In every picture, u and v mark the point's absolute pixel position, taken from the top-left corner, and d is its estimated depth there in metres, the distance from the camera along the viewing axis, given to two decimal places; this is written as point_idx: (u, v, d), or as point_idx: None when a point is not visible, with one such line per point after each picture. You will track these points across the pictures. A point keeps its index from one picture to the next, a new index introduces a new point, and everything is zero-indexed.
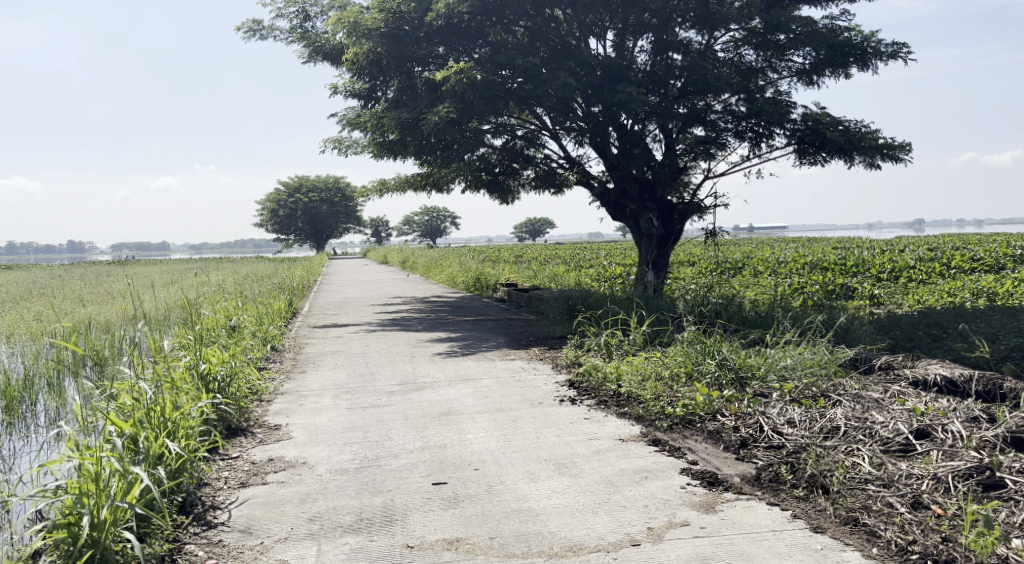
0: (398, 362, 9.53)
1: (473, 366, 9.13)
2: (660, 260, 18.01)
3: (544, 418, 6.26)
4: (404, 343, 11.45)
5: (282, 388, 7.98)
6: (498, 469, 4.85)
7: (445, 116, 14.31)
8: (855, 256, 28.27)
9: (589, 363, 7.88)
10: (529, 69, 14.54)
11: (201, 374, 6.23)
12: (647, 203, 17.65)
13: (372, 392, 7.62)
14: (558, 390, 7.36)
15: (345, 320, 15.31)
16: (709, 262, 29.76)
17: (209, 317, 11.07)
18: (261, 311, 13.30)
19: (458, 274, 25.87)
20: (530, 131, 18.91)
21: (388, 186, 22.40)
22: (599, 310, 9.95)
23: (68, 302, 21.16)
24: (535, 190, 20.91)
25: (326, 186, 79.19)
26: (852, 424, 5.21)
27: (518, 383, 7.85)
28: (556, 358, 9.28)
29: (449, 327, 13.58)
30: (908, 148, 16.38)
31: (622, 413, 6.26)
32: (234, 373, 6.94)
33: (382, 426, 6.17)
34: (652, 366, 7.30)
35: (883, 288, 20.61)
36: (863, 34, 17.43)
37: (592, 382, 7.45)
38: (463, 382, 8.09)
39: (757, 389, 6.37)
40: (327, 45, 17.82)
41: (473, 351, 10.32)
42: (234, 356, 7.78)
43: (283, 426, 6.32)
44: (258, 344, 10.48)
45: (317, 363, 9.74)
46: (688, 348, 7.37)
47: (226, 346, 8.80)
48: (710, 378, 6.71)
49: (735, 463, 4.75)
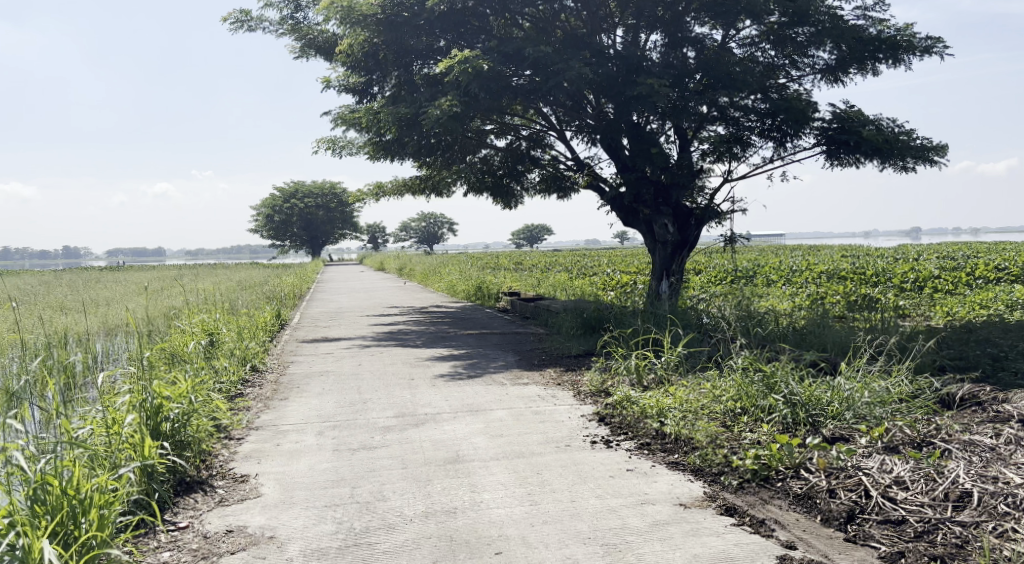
0: (395, 387, 8.28)
1: (480, 392, 7.89)
2: (676, 268, 16.80)
3: (576, 468, 5.05)
4: (401, 362, 10.23)
5: (255, 422, 6.74)
6: (529, 553, 3.63)
7: (447, 110, 13.17)
8: (871, 265, 27.12)
9: (621, 394, 6.67)
10: (540, 59, 13.31)
11: (147, 411, 4.97)
12: (663, 207, 16.47)
13: (364, 428, 6.38)
14: (586, 427, 6.15)
15: (338, 333, 14.10)
16: (717, 271, 28.55)
17: (183, 334, 9.84)
18: (244, 324, 12.08)
19: (458, 282, 24.67)
20: (536, 131, 17.80)
21: (385, 190, 21.22)
22: (627, 328, 8.74)
23: (46, 310, 19.99)
24: (541, 194, 19.74)
25: (321, 191, 78.17)
26: (987, 486, 3.91)
27: (537, 417, 6.63)
28: (576, 383, 8.06)
29: (450, 342, 12.34)
30: (944, 149, 15.16)
31: (673, 462, 5.06)
32: (196, 407, 5.69)
33: (374, 479, 4.94)
34: (701, 400, 6.10)
35: (908, 299, 19.44)
36: (892, 28, 16.25)
37: (626, 417, 6.24)
38: (471, 414, 6.85)
39: (836, 433, 5.17)
40: (320, 38, 16.64)
41: (479, 373, 9.08)
42: (197, 383, 6.54)
43: (250, 478, 5.07)
44: (235, 364, 9.23)
45: (302, 387, 8.50)
46: (743, 379, 6.16)
47: (194, 371, 7.55)
48: (775, 418, 5.50)
49: (848, 550, 3.56)
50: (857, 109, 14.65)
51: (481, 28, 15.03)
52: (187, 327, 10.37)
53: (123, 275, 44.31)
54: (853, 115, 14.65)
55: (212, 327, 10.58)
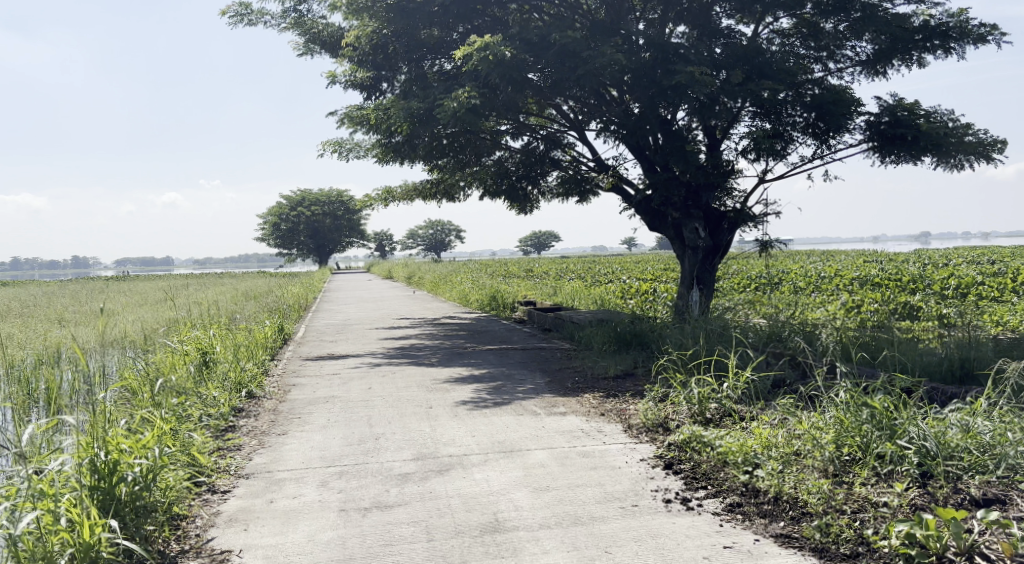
0: (410, 419, 7.09)
1: (511, 425, 6.68)
2: (706, 275, 15.58)
3: (655, 543, 3.87)
4: (416, 385, 9.03)
5: (245, 468, 5.57)
6: None
7: (465, 102, 12.12)
8: (906, 271, 25.72)
9: (690, 433, 5.52)
10: (568, 44, 12.15)
11: (99, 471, 3.82)
12: (693, 210, 15.24)
13: (376, 478, 5.20)
14: (653, 476, 4.99)
15: (345, 349, 12.94)
16: (740, 278, 27.11)
17: (169, 359, 8.67)
18: (242, 341, 10.93)
19: (471, 292, 23.47)
20: (553, 132, 16.66)
21: (394, 195, 20.08)
22: (684, 350, 7.60)
23: (41, 323, 18.95)
24: (559, 197, 18.56)
25: (329, 199, 76.77)
26: None
27: (586, 460, 5.45)
28: (625, 413, 6.91)
29: (469, 360, 11.13)
30: (1003, 145, 13.82)
31: (786, 535, 3.89)
32: (169, 459, 4.56)
33: (392, 561, 3.76)
34: (793, 443, 4.92)
35: (953, 307, 18.04)
36: (941, 14, 14.96)
37: (701, 465, 5.08)
38: (505, 456, 5.66)
39: (996, 496, 3.96)
40: (326, 33, 15.57)
41: (506, 400, 7.86)
42: (172, 424, 5.39)
43: (232, 557, 3.89)
44: (226, 391, 8.06)
45: (304, 418, 7.33)
46: (845, 416, 4.98)
47: (176, 405, 6.38)
48: (904, 471, 4.31)
49: None
50: (908, 101, 13.41)
51: (498, 18, 13.97)
52: (178, 348, 9.22)
53: (127, 285, 43.51)
54: (906, 107, 13.35)
55: (206, 347, 9.42)
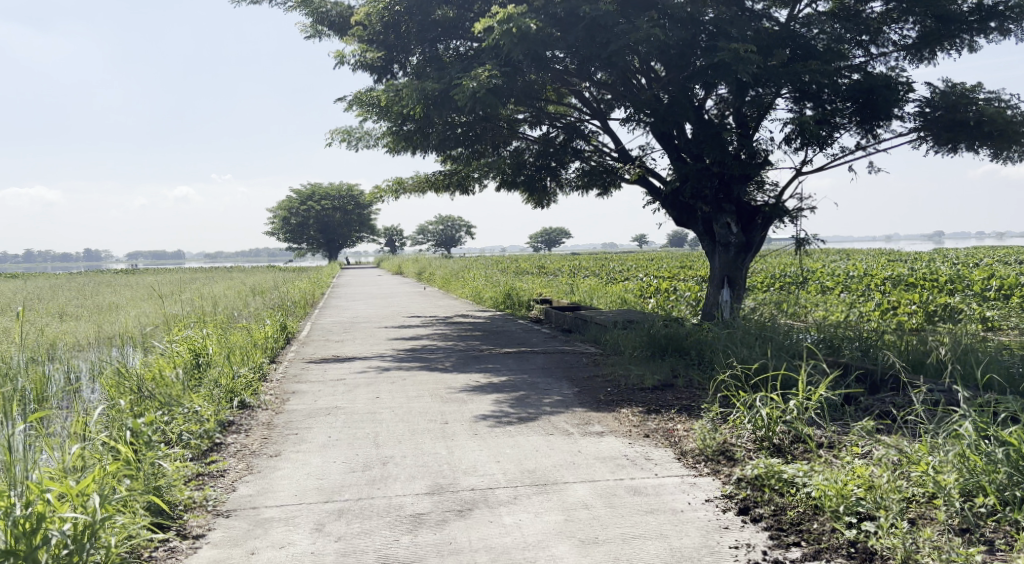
0: (424, 438, 6.11)
1: (541, 448, 5.70)
2: (738, 275, 14.48)
3: None
4: (429, 394, 8.06)
5: (226, 503, 4.64)
6: None
7: (486, 81, 11.16)
8: (938, 272, 24.51)
9: (767, 466, 4.53)
10: (599, 17, 11.16)
11: (17, 528, 2.97)
12: (724, 205, 14.17)
13: (384, 521, 4.23)
14: (730, 525, 4.00)
15: (352, 350, 12.00)
16: (765, 276, 25.98)
17: (153, 363, 7.76)
18: (239, 343, 10.00)
19: (484, 289, 22.50)
20: (573, 120, 15.72)
21: (405, 186, 19.09)
22: (748, 365, 6.70)
23: (41, 317, 18.14)
24: (578, 190, 17.56)
25: (339, 194, 76.08)
26: None
27: (638, 500, 4.46)
28: (677, 435, 5.93)
29: (486, 364, 10.16)
30: None
31: None
32: (122, 503, 3.68)
33: None
34: (905, 487, 3.93)
35: (997, 309, 16.90)
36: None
37: (788, 511, 4.09)
38: (539, 491, 4.69)
39: None
40: (334, 12, 14.62)
41: (533, 415, 6.87)
42: (134, 454, 4.49)
43: None
44: (215, 402, 7.13)
45: (301, 434, 6.39)
46: (970, 451, 3.96)
47: (150, 424, 5.44)
48: None
49: None
50: (964, 85, 12.33)
51: None
52: (166, 351, 8.30)
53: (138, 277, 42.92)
54: (961, 92, 12.29)
55: (198, 350, 8.46)
